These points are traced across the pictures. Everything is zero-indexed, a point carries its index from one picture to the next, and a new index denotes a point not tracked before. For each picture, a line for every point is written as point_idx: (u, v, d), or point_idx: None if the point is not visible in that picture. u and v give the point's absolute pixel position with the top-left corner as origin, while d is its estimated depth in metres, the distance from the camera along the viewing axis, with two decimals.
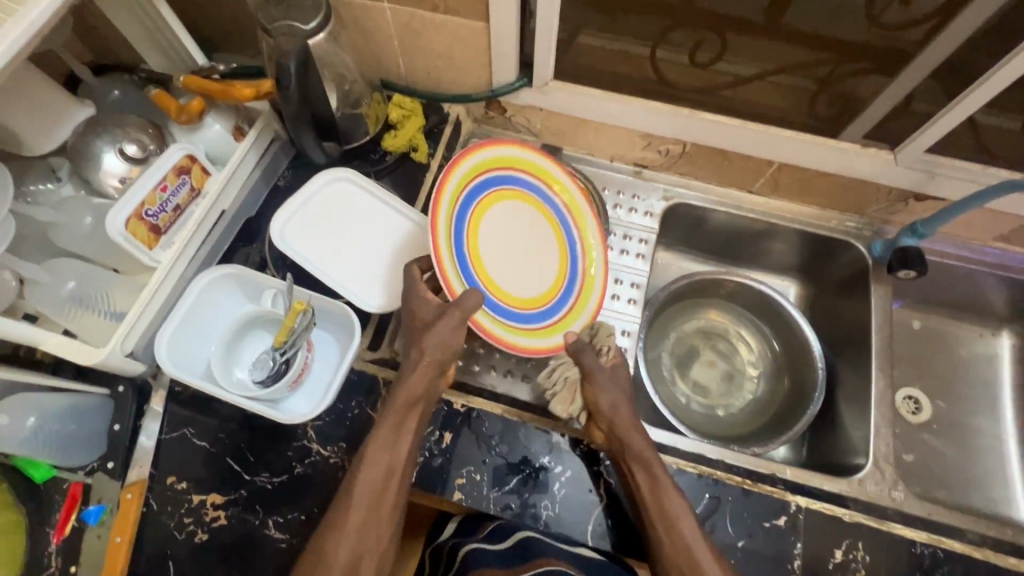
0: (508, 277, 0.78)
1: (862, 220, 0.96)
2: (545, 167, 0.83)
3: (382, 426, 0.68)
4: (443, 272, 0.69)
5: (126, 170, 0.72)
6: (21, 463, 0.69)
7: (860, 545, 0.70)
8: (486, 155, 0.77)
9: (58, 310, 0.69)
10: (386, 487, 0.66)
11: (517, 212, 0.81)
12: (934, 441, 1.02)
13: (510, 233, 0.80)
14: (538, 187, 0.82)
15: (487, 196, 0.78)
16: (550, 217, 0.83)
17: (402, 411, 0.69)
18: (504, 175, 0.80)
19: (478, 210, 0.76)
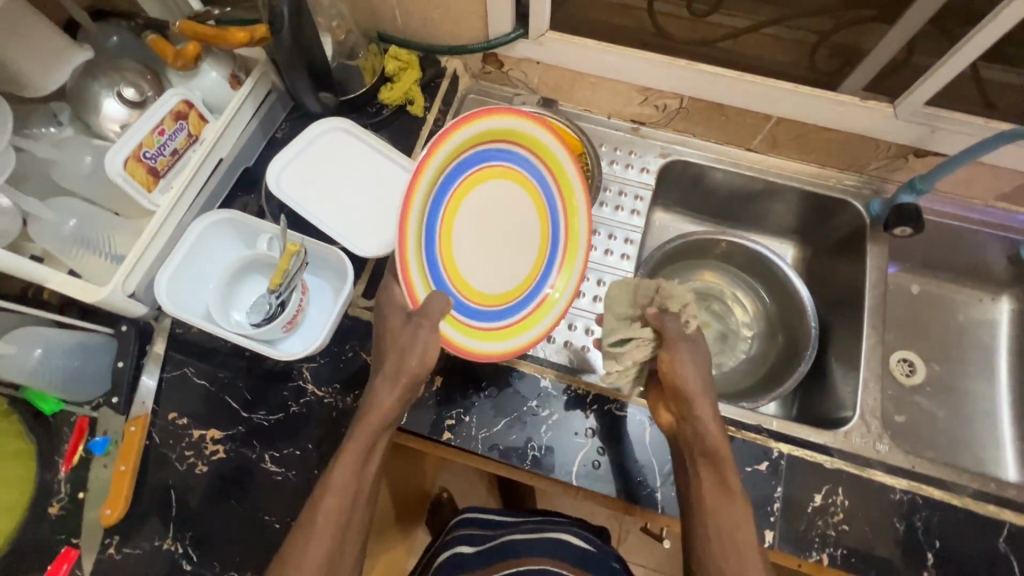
0: (466, 263, 0.75)
1: (861, 178, 0.95)
2: (561, 155, 0.76)
3: (348, 449, 0.64)
4: (402, 256, 0.66)
5: (124, 115, 0.73)
6: (32, 395, 0.72)
7: (840, 490, 0.71)
8: (502, 125, 0.72)
9: (62, 249, 0.71)
10: (352, 512, 0.62)
11: (512, 199, 0.77)
12: (925, 403, 1.02)
13: (486, 217, 0.76)
14: (544, 179, 0.77)
15: (481, 169, 0.74)
16: (544, 215, 0.79)
17: (373, 434, 0.64)
18: (513, 153, 0.75)
19: (463, 185, 0.73)
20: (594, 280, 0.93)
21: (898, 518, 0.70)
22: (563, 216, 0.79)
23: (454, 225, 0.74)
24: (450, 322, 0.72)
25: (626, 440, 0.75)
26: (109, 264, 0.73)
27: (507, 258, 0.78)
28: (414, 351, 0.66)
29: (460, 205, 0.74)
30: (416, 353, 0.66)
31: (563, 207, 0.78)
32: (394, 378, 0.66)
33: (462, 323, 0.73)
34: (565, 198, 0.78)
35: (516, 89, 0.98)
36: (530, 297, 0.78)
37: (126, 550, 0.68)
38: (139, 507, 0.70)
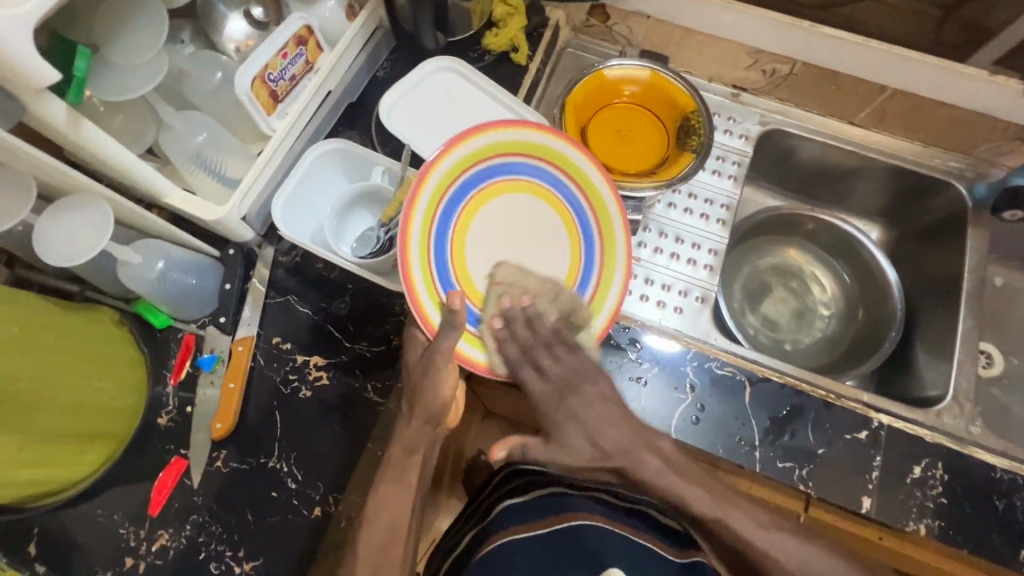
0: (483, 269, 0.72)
1: (967, 160, 0.91)
2: (575, 155, 0.72)
3: (380, 481, 0.62)
4: (408, 281, 0.64)
5: (248, 37, 0.71)
6: (143, 309, 0.73)
7: (939, 464, 0.71)
8: (494, 139, 0.69)
9: (184, 165, 0.70)
10: (392, 545, 0.59)
11: (524, 210, 0.73)
12: (1002, 396, 0.99)
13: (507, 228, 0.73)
14: (559, 182, 0.73)
15: (485, 188, 0.71)
16: (569, 219, 0.74)
17: (398, 468, 0.62)
18: (520, 163, 0.72)
19: (469, 204, 0.71)
20: (688, 243, 0.90)
21: (997, 496, 0.70)
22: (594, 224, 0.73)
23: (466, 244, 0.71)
24: (469, 340, 0.68)
25: (724, 398, 0.74)
26: (226, 188, 0.72)
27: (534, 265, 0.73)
28: (427, 391, 0.63)
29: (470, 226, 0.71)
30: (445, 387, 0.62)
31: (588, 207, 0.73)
32: (409, 413, 0.65)
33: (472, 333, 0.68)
34: (586, 195, 0.73)
35: (619, 45, 0.95)
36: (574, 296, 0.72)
37: (234, 464, 0.70)
38: (246, 424, 0.72)
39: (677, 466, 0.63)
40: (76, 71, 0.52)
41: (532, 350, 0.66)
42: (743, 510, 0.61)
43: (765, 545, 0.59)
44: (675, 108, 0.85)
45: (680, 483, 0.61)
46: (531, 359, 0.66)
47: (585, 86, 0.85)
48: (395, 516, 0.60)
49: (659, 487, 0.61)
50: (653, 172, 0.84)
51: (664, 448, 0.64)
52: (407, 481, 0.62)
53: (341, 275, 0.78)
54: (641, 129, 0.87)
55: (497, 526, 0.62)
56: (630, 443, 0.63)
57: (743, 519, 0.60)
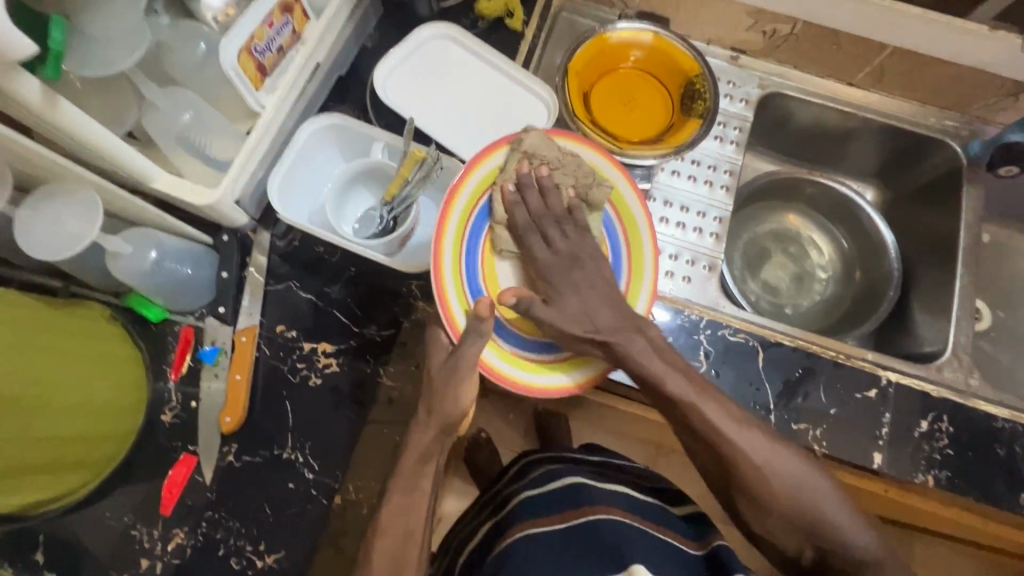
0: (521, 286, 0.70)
1: (962, 118, 0.93)
2: (603, 167, 0.70)
3: (392, 490, 0.60)
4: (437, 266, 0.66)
5: (227, 4, 0.64)
6: (135, 303, 0.69)
7: (945, 417, 0.73)
8: (548, 149, 0.70)
9: (169, 147, 0.65)
10: (403, 555, 0.57)
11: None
12: (991, 348, 1.02)
13: None
14: None
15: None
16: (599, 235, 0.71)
17: (412, 470, 0.61)
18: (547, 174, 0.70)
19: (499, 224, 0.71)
20: (694, 211, 0.89)
21: (998, 444, 0.73)
22: (623, 240, 0.70)
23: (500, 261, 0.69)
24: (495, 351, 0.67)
25: (738, 364, 0.75)
26: (213, 169, 0.68)
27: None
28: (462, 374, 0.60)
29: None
30: None
31: (618, 224, 0.70)
32: (427, 417, 0.62)
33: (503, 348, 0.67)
34: (623, 220, 0.70)
35: (616, 9, 0.92)
36: (602, 319, 0.69)
37: (245, 458, 0.68)
38: (257, 417, 0.69)
39: (662, 351, 0.64)
40: (52, 43, 0.47)
41: (540, 220, 0.66)
42: (719, 402, 0.61)
43: (738, 438, 0.59)
44: (680, 72, 0.83)
45: (661, 368, 0.62)
46: (538, 229, 0.66)
47: (588, 51, 0.82)
48: (408, 524, 0.58)
49: (643, 367, 0.62)
50: (660, 139, 0.82)
51: (653, 335, 0.64)
52: (421, 489, 0.60)
53: (343, 258, 0.75)
54: (645, 94, 0.85)
55: (518, 520, 0.65)
56: (620, 326, 0.63)
57: (718, 412, 0.60)
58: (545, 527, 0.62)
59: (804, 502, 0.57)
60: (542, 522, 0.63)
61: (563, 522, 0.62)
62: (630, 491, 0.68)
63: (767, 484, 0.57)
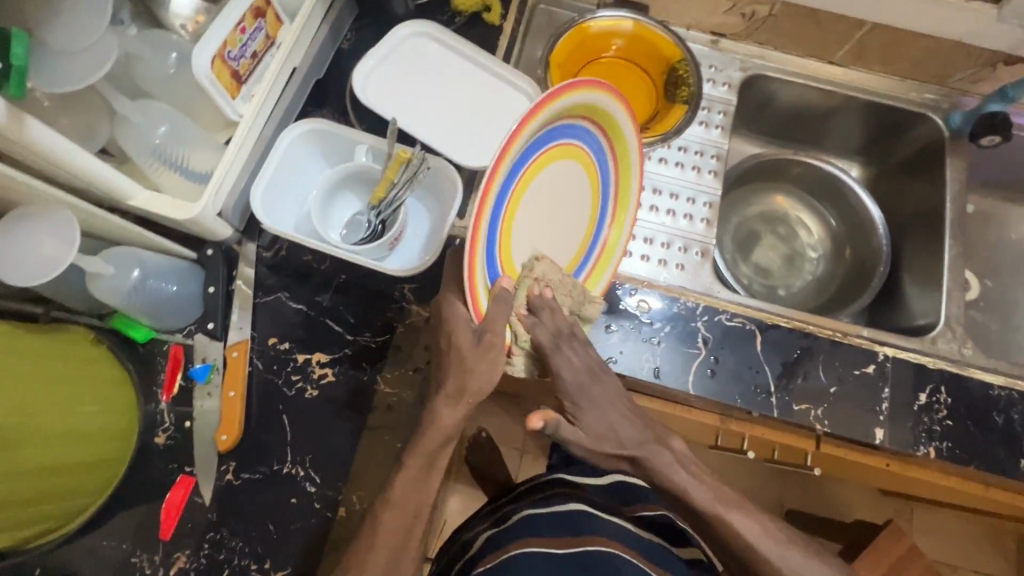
0: (526, 243, 0.64)
1: (942, 91, 0.93)
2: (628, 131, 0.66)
3: (406, 466, 0.57)
4: (470, 270, 0.55)
5: (196, 13, 0.64)
6: (121, 323, 0.67)
7: (943, 389, 0.74)
8: (584, 102, 0.60)
9: (145, 161, 0.63)
10: (407, 547, 0.54)
11: (565, 179, 0.65)
12: (981, 317, 1.03)
13: (550, 195, 0.64)
14: (605, 158, 0.67)
15: (540, 154, 0.61)
16: (598, 188, 0.68)
17: (433, 451, 0.57)
18: (573, 126, 0.62)
19: (517, 179, 0.60)
20: (683, 198, 0.88)
21: (996, 412, 0.73)
22: (616, 190, 0.70)
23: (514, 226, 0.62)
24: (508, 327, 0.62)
25: (736, 348, 0.75)
26: (192, 182, 0.66)
27: (559, 242, 0.67)
28: (480, 373, 0.57)
29: (521, 196, 0.62)
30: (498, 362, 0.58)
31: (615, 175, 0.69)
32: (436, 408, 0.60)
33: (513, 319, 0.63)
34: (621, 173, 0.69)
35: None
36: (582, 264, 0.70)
37: (245, 476, 0.67)
38: (253, 433, 0.68)
39: (686, 463, 0.60)
40: (15, 60, 0.45)
41: (560, 342, 0.59)
42: (749, 513, 0.59)
43: (771, 554, 0.57)
44: (661, 58, 0.82)
45: (688, 480, 0.59)
46: (563, 349, 0.59)
47: (568, 42, 0.81)
48: (418, 502, 0.56)
49: (672, 481, 0.58)
50: (647, 128, 0.82)
51: (677, 446, 0.61)
52: (438, 469, 0.57)
53: (333, 265, 0.74)
54: (630, 84, 0.84)
55: (515, 539, 0.61)
56: (645, 439, 0.59)
57: (747, 523, 0.58)
58: (542, 549, 0.59)
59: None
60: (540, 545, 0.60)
61: (562, 550, 0.59)
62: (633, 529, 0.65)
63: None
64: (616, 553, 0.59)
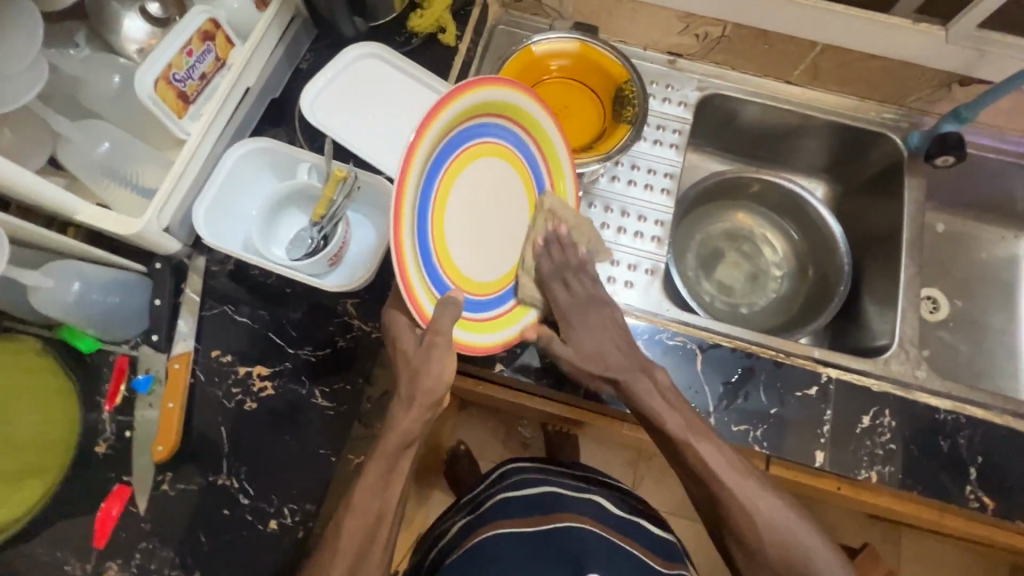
0: (466, 251, 0.64)
1: (901, 111, 0.93)
2: (543, 119, 0.68)
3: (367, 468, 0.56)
4: (402, 269, 0.54)
5: (149, 36, 0.67)
6: (68, 334, 0.69)
7: (887, 412, 0.73)
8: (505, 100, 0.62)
9: (92, 177, 0.65)
10: (374, 535, 0.54)
11: (494, 177, 0.66)
12: (949, 338, 1.01)
13: (481, 198, 0.65)
14: (528, 149, 0.68)
15: (464, 152, 0.61)
16: (528, 180, 0.69)
17: (394, 455, 0.57)
18: (488, 124, 0.63)
19: (442, 185, 0.60)
20: (635, 216, 0.90)
21: (941, 437, 0.73)
22: (547, 178, 0.71)
23: (446, 227, 0.61)
24: (464, 326, 0.64)
25: (676, 367, 0.74)
26: (142, 198, 0.68)
27: (495, 243, 0.67)
28: (430, 371, 0.58)
29: (450, 199, 0.61)
30: (430, 373, 0.58)
31: (543, 166, 0.71)
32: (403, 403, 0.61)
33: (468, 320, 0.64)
34: (548, 162, 0.71)
35: (550, 20, 0.94)
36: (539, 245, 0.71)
37: (181, 486, 0.68)
38: (191, 443, 0.69)
39: (666, 393, 0.64)
40: None
41: (559, 286, 0.69)
42: (716, 444, 0.60)
43: (726, 477, 0.58)
44: (608, 78, 0.85)
45: (662, 405, 0.63)
46: (560, 293, 0.69)
47: (515, 64, 0.84)
48: (383, 503, 0.55)
49: (648, 406, 0.63)
50: (592, 146, 0.84)
51: (660, 377, 0.66)
52: (399, 471, 0.57)
53: (279, 279, 0.76)
54: (577, 103, 0.88)
55: (491, 520, 0.65)
56: (630, 366, 0.66)
57: (712, 451, 0.59)
58: (515, 528, 0.63)
59: (789, 544, 0.55)
60: (514, 524, 0.63)
61: (533, 528, 0.62)
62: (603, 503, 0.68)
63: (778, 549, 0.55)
64: (586, 527, 0.62)
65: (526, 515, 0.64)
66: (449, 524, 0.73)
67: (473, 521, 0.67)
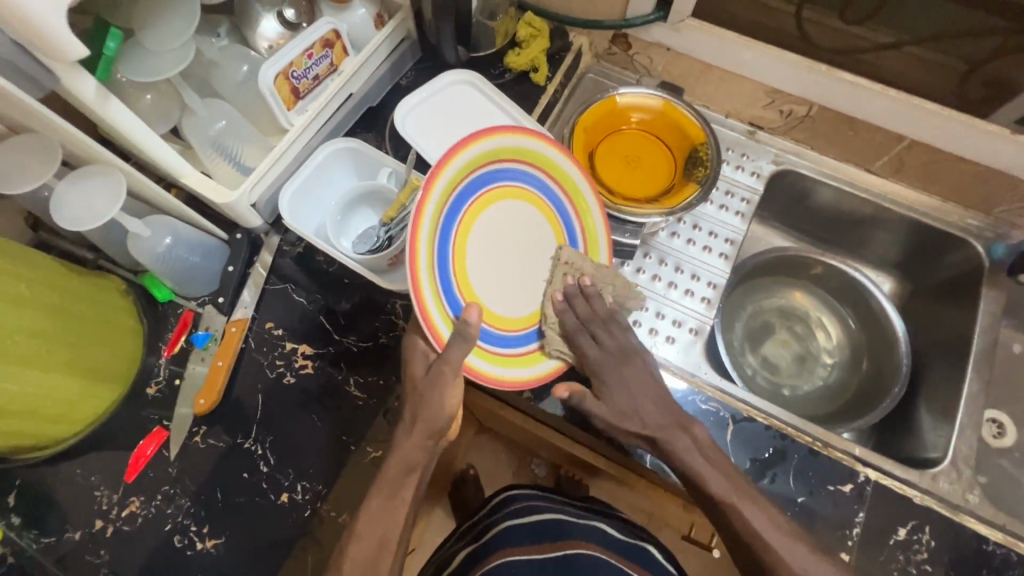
0: (491, 291, 0.67)
1: (986, 220, 0.89)
2: (553, 152, 0.70)
3: (372, 496, 0.60)
4: (424, 313, 0.59)
5: (279, 36, 0.75)
6: (148, 281, 0.76)
7: (927, 529, 0.69)
8: (542, 153, 0.70)
9: (205, 147, 0.73)
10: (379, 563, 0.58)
11: (515, 218, 0.70)
12: (1012, 469, 0.86)
13: (501, 241, 0.69)
14: (546, 186, 0.71)
15: (499, 188, 0.68)
16: (552, 218, 0.72)
17: (394, 485, 0.61)
18: (501, 169, 0.67)
19: (461, 237, 0.66)
20: (688, 273, 0.90)
21: (986, 571, 0.67)
22: (572, 213, 0.73)
23: (469, 272, 0.66)
24: (477, 353, 0.64)
25: (704, 432, 0.73)
26: (240, 174, 0.75)
27: (518, 284, 0.70)
28: (434, 413, 0.61)
29: (468, 247, 0.67)
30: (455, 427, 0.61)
31: (567, 200, 0.72)
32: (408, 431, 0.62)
33: (487, 351, 0.65)
34: (570, 195, 0.72)
35: (639, 74, 0.97)
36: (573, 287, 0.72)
37: (211, 441, 0.72)
38: (229, 403, 0.74)
39: (706, 450, 0.64)
40: (105, 51, 0.57)
41: (592, 323, 0.68)
42: (758, 503, 0.61)
43: (777, 543, 0.59)
44: (685, 137, 0.88)
45: (702, 464, 0.62)
46: (590, 330, 0.68)
47: (596, 110, 0.88)
48: (386, 530, 0.59)
49: (689, 466, 0.62)
50: (658, 199, 0.86)
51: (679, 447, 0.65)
52: (400, 499, 0.60)
53: (340, 269, 0.81)
54: (651, 156, 0.91)
55: (498, 547, 0.69)
56: (665, 423, 0.65)
57: (759, 515, 0.60)
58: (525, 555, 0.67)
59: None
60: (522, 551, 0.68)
61: (540, 554, 0.67)
62: (604, 526, 0.72)
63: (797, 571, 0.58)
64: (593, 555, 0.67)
65: (530, 545, 0.68)
66: (451, 553, 0.75)
67: (479, 549, 0.71)
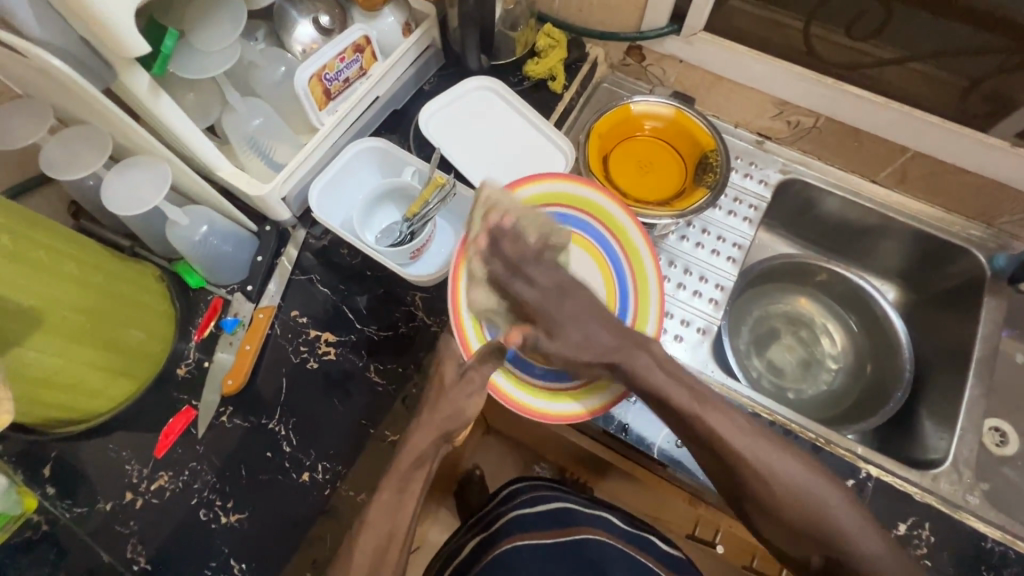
0: None
1: (989, 231, 0.91)
2: (609, 205, 0.77)
3: (383, 487, 0.63)
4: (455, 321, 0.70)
5: (313, 41, 0.79)
6: (181, 268, 0.80)
7: (927, 525, 0.71)
8: (600, 207, 0.77)
9: (241, 143, 0.78)
10: (385, 552, 0.60)
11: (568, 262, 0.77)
12: (1014, 477, 0.87)
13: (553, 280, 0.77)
14: (601, 237, 0.78)
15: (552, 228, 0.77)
16: (605, 264, 0.77)
17: (406, 475, 0.63)
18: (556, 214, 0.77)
19: None
20: (696, 275, 0.93)
21: (985, 567, 0.69)
22: (626, 262, 0.77)
23: None
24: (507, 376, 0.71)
25: None
26: (271, 170, 0.81)
27: None
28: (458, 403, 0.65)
29: None
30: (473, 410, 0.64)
31: (620, 249, 0.78)
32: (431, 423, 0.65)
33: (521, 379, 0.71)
34: (623, 246, 0.77)
35: (652, 85, 1.02)
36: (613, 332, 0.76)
37: (237, 421, 0.76)
38: (254, 386, 0.77)
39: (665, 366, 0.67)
40: (164, 48, 0.62)
41: (523, 265, 0.66)
42: (721, 412, 0.64)
43: (753, 457, 0.62)
44: (696, 145, 0.91)
45: (664, 381, 0.65)
46: (525, 271, 0.66)
47: (611, 117, 0.92)
48: (394, 525, 0.61)
49: (647, 381, 0.65)
50: (669, 203, 0.90)
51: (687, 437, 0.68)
52: (410, 490, 0.63)
53: (363, 261, 0.84)
54: (662, 162, 0.94)
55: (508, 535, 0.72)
56: (624, 344, 0.66)
57: (721, 422, 0.63)
58: (536, 542, 0.71)
59: (804, 503, 0.61)
60: (534, 537, 0.71)
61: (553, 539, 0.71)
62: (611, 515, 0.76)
63: (769, 496, 0.61)
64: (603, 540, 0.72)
65: (539, 533, 0.72)
66: (459, 544, 0.77)
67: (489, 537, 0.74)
